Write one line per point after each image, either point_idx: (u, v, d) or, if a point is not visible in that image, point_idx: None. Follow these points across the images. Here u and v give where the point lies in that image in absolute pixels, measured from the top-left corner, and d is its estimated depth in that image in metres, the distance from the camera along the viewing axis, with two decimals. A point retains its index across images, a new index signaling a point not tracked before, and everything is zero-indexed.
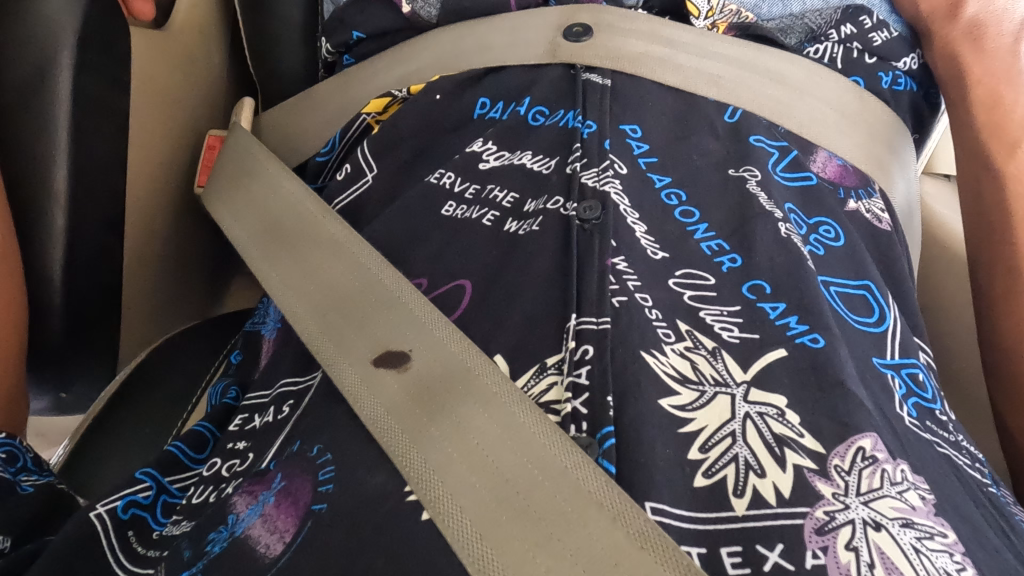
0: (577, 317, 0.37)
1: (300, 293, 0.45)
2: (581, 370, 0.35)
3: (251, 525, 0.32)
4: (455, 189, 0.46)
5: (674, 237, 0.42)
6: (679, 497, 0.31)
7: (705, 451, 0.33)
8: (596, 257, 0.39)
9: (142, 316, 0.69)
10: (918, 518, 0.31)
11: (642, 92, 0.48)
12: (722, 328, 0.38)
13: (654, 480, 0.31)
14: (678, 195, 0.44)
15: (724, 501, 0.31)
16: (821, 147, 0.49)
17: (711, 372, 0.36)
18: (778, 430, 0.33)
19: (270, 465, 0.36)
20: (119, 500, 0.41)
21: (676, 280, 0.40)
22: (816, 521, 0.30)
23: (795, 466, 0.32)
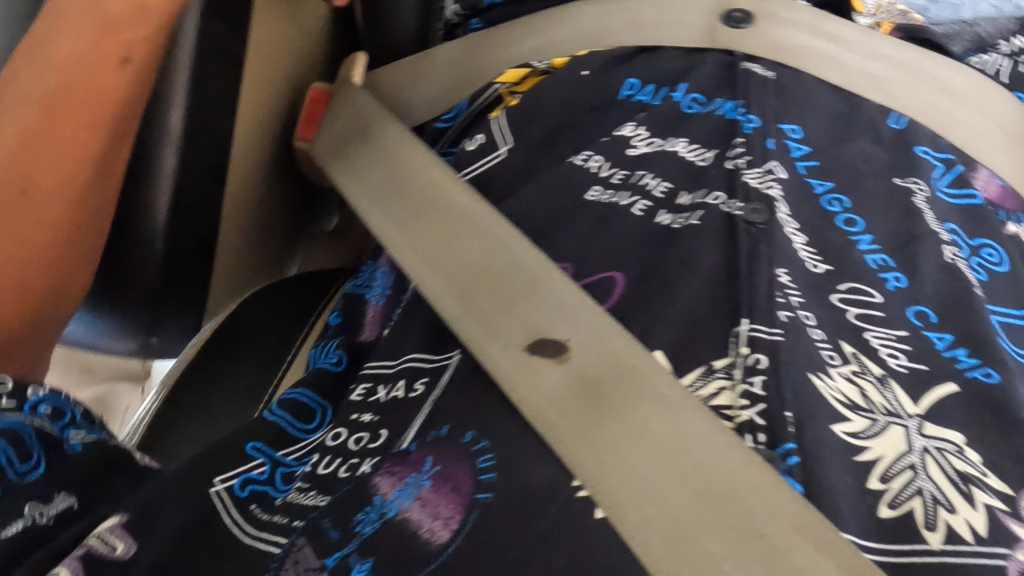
0: (749, 322, 0.35)
1: (431, 265, 0.43)
2: (755, 379, 0.33)
3: (407, 509, 0.31)
4: (602, 173, 0.44)
5: (836, 246, 0.40)
6: (868, 529, 0.30)
7: (887, 481, 0.31)
8: (765, 265, 0.37)
9: (232, 266, 0.67)
10: None
11: (804, 88, 0.46)
12: (889, 353, 0.36)
13: (841, 509, 0.30)
14: (840, 201, 0.42)
15: (916, 534, 0.29)
16: (982, 164, 0.46)
17: (882, 401, 0.34)
18: (961, 467, 0.32)
19: (410, 447, 0.34)
20: (237, 478, 0.37)
21: (840, 296, 0.38)
22: (1020, 564, 0.29)
23: (986, 505, 0.31)
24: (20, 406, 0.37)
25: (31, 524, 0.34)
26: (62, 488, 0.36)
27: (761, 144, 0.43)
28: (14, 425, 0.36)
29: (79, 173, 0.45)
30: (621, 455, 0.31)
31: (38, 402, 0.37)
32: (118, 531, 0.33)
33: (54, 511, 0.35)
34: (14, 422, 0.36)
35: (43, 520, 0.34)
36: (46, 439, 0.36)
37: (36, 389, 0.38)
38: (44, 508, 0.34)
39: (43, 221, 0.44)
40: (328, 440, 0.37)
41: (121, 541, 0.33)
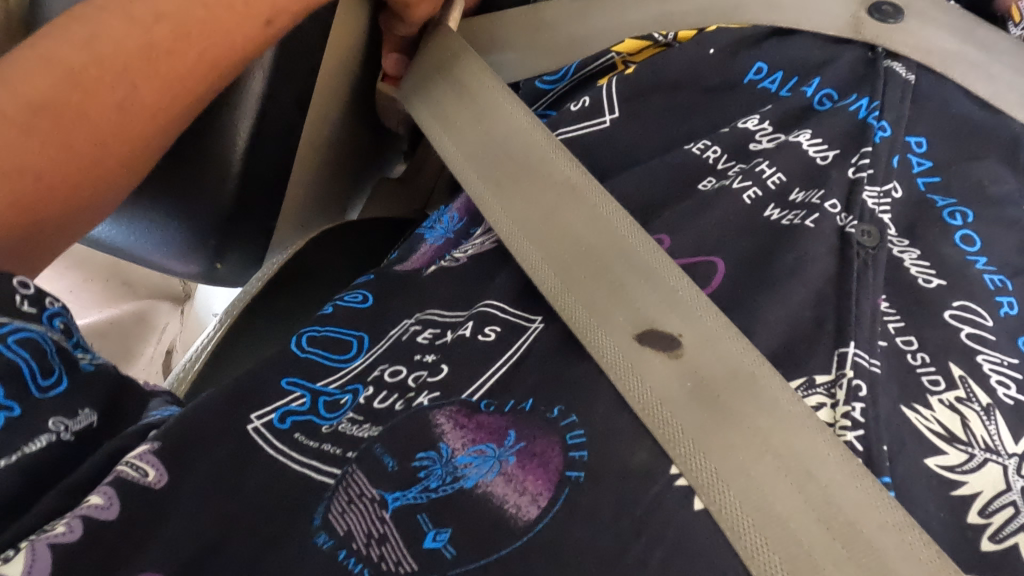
0: (854, 346, 0.32)
1: (529, 235, 0.40)
2: (856, 404, 0.31)
3: (492, 483, 0.30)
4: (718, 165, 0.42)
5: (954, 264, 0.37)
6: (970, 562, 0.28)
7: (988, 516, 0.29)
8: (873, 293, 0.35)
9: (303, 203, 0.65)
10: None
11: (947, 94, 0.46)
12: (1000, 382, 0.33)
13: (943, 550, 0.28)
14: (964, 215, 0.39)
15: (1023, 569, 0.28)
16: None
17: (983, 434, 0.31)
18: None
19: (481, 402, 0.32)
20: (273, 413, 0.33)
21: (953, 312, 0.35)
22: None
23: None
24: (37, 315, 0.31)
25: (53, 441, 0.29)
26: (86, 403, 0.31)
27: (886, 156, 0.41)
28: (35, 335, 0.30)
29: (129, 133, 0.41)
30: (739, 465, 0.30)
31: (54, 314, 0.32)
32: (147, 456, 0.29)
33: (77, 428, 0.30)
34: (34, 332, 0.30)
35: (64, 437, 0.29)
36: (64, 355, 0.31)
37: (53, 300, 0.33)
38: (67, 422, 0.30)
39: (122, 134, 0.40)
40: (386, 376, 0.35)
41: (152, 468, 0.29)
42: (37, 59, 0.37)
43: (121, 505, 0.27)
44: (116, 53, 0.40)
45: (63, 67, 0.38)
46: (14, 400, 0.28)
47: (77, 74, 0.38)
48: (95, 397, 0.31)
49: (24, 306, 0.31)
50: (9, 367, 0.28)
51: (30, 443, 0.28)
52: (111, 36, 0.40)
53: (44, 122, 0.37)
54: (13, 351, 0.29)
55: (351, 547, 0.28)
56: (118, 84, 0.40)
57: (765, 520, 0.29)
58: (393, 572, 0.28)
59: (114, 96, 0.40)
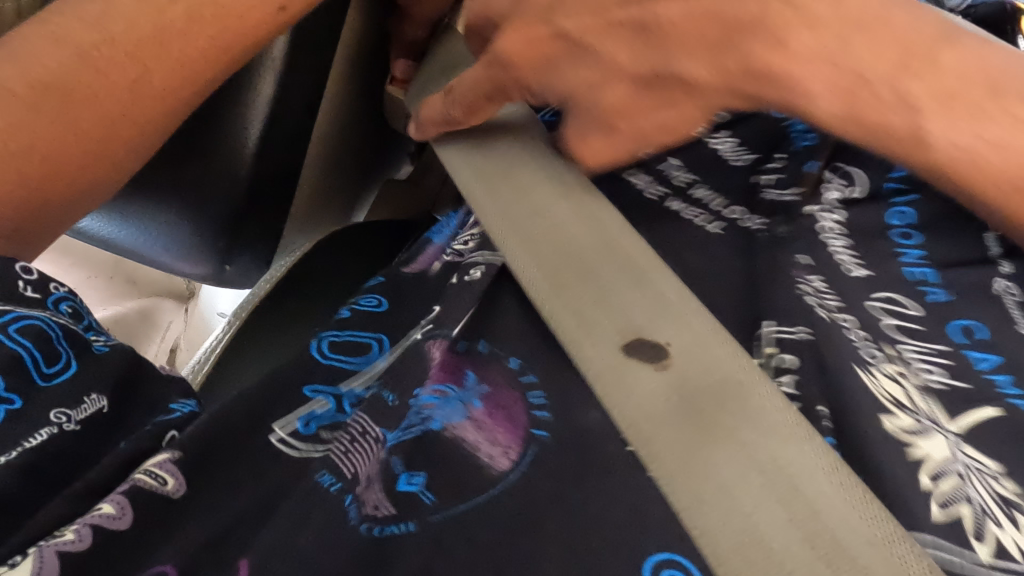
0: (775, 326, 0.39)
1: (518, 233, 0.42)
2: (783, 378, 0.36)
3: (461, 428, 0.34)
4: (671, 179, 0.51)
5: (880, 258, 0.43)
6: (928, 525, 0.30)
7: (933, 481, 0.31)
8: (789, 278, 0.41)
9: (308, 204, 0.67)
10: None
11: None
12: (925, 368, 0.37)
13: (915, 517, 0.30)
14: (900, 215, 0.45)
15: (966, 541, 0.30)
16: None
17: (927, 408, 0.35)
18: (1005, 493, 0.32)
19: (458, 341, 0.38)
20: (297, 421, 0.35)
21: (877, 302, 0.41)
22: None
23: None
24: (42, 300, 0.35)
25: (55, 433, 0.31)
26: (93, 390, 0.33)
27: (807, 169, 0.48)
28: (37, 322, 0.33)
29: (136, 110, 0.45)
30: (722, 478, 0.29)
31: (60, 299, 0.36)
32: (165, 465, 0.31)
33: (82, 417, 0.33)
34: (37, 320, 0.33)
35: (68, 427, 0.32)
36: (72, 340, 0.34)
37: (58, 286, 0.37)
38: (71, 413, 0.32)
39: (133, 110, 0.45)
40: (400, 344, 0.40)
41: (170, 476, 0.31)
42: (51, 38, 0.42)
43: (131, 516, 0.29)
44: (130, 33, 0.44)
45: (75, 47, 0.42)
46: (16, 393, 0.31)
47: (88, 53, 0.42)
48: (100, 385, 0.34)
49: (29, 291, 0.35)
50: (12, 359, 0.32)
51: (31, 437, 0.31)
52: (123, 18, 0.44)
53: (54, 100, 0.41)
54: (15, 342, 0.32)
55: (353, 489, 0.31)
56: (128, 63, 0.44)
57: (735, 522, 0.28)
58: (372, 514, 0.31)
59: (123, 76, 0.44)
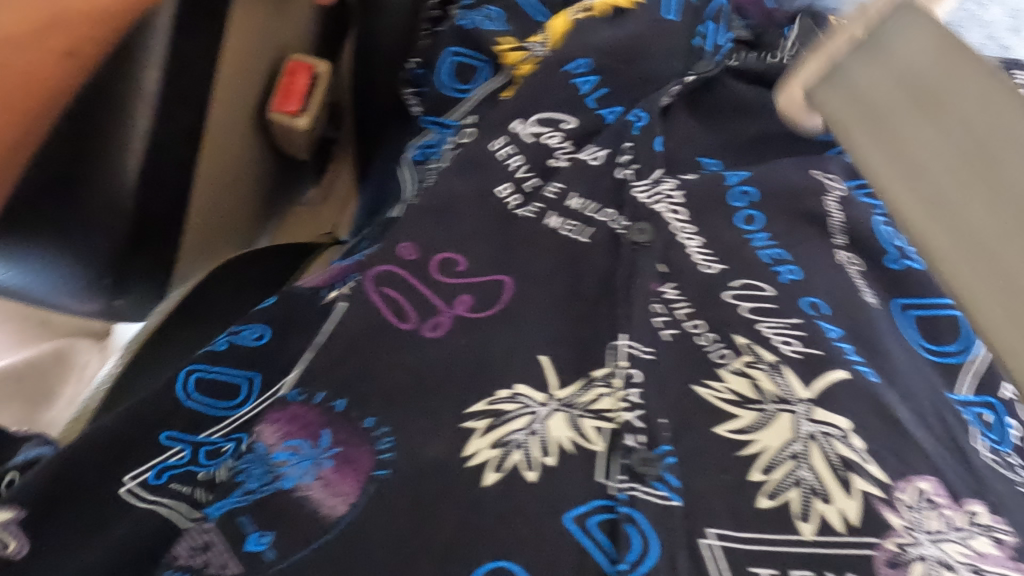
0: (627, 339, 0.38)
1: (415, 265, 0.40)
2: (631, 390, 0.36)
3: (309, 486, 0.33)
4: (518, 172, 0.45)
5: (730, 246, 0.41)
6: (744, 520, 0.31)
7: (767, 473, 0.33)
8: (641, 283, 0.40)
9: (206, 217, 0.65)
10: (986, 565, 0.31)
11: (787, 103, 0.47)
12: (784, 341, 0.37)
13: (712, 508, 0.32)
14: (749, 195, 0.44)
15: (789, 523, 0.31)
16: None
17: (773, 391, 0.35)
18: (845, 454, 0.33)
19: (292, 393, 0.36)
20: (149, 470, 0.34)
21: (733, 292, 0.39)
22: (888, 552, 0.30)
23: (862, 492, 0.31)
24: None
25: None
26: None
27: (648, 144, 0.45)
28: None
29: None
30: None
31: None
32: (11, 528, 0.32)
33: None
34: None
35: None
36: None
37: None
38: None
39: None
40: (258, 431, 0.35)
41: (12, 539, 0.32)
42: None
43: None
44: None
45: None
46: None
47: None
48: None
49: None
50: None
51: None
52: None
53: None
54: None
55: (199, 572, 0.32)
56: None
57: None
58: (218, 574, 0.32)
59: None
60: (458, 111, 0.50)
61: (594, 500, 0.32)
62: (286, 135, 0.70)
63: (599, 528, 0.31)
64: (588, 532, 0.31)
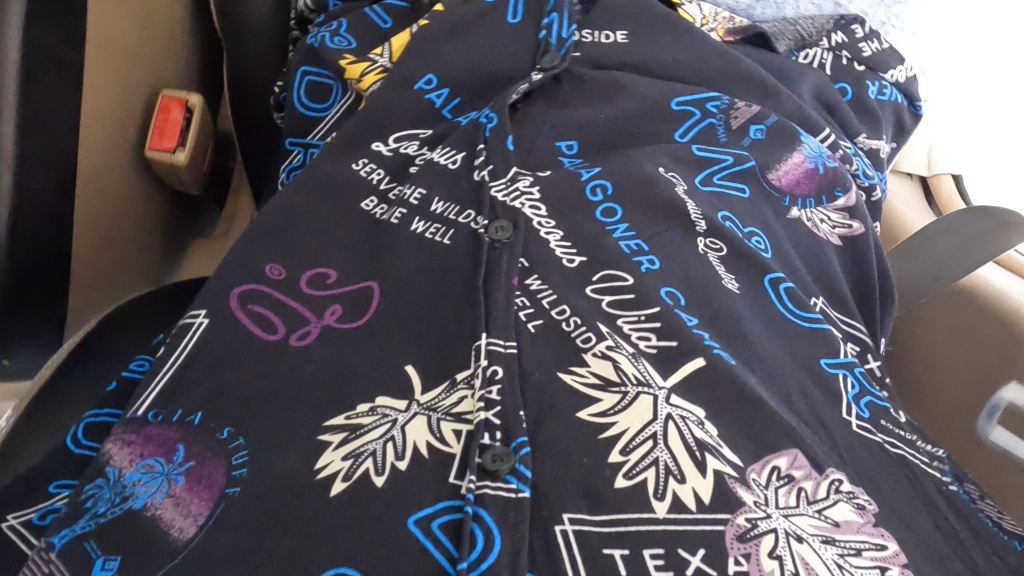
0: (487, 337, 0.38)
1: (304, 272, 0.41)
2: (492, 388, 0.36)
3: (160, 505, 0.33)
4: (379, 185, 0.46)
5: (592, 238, 0.43)
6: (598, 504, 0.31)
7: (626, 453, 0.33)
8: (503, 278, 0.41)
9: (89, 261, 0.63)
10: (840, 535, 0.32)
11: (632, 85, 0.48)
12: (640, 336, 0.38)
13: (570, 493, 0.32)
14: (604, 187, 0.44)
15: (645, 503, 0.31)
16: (798, 149, 0.48)
17: (633, 372, 0.37)
18: (699, 436, 0.34)
19: (147, 414, 0.36)
20: (35, 512, 0.36)
21: (593, 287, 0.41)
22: (738, 528, 0.31)
23: (715, 471, 0.33)
24: None
25: None
26: None
27: (500, 146, 0.45)
28: None
29: None
30: None
31: None
32: None
33: None
34: None
35: None
36: None
37: None
38: None
39: None
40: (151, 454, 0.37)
41: None
42: None
43: None
44: None
45: None
46: None
47: None
48: None
49: None
50: None
51: None
52: None
53: None
54: None
55: None
56: None
57: None
58: None
59: None
60: (323, 129, 0.51)
61: (439, 501, 0.32)
62: (173, 175, 0.68)
63: (441, 530, 0.31)
64: (430, 533, 0.31)
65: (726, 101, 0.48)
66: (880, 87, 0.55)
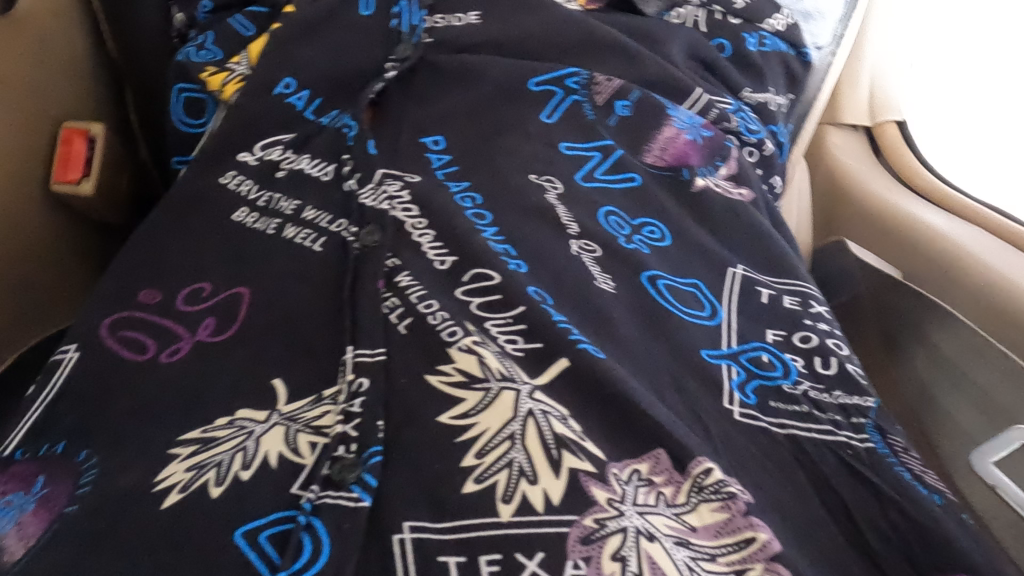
0: (353, 349, 0.37)
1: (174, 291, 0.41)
2: (355, 401, 0.35)
3: (6, 536, 0.32)
4: (249, 195, 0.45)
5: (462, 235, 0.41)
6: (440, 510, 0.30)
7: (480, 457, 0.32)
8: (370, 281, 0.40)
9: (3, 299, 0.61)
10: (695, 539, 0.31)
11: (494, 69, 0.47)
12: (507, 339, 0.37)
13: (413, 499, 0.31)
14: (473, 198, 0.44)
15: (491, 507, 0.30)
16: (673, 123, 0.48)
17: (498, 367, 0.36)
18: (560, 431, 0.33)
19: (14, 453, 0.35)
20: None
21: (462, 289, 0.40)
22: (583, 529, 0.29)
23: (570, 469, 0.31)
24: None
25: None
26: None
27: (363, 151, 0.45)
28: None
29: None
30: None
31: None
32: None
33: None
34: None
35: None
36: None
37: None
38: None
39: None
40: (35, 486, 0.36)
41: None
42: None
43: None
44: None
45: None
46: None
47: None
48: None
49: None
50: None
51: None
52: None
53: None
54: None
55: None
56: None
57: None
58: None
59: None
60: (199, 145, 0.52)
61: (273, 512, 0.30)
62: (87, 209, 0.66)
63: (270, 541, 0.29)
64: (255, 545, 0.29)
65: (588, 75, 0.48)
66: (762, 37, 0.54)
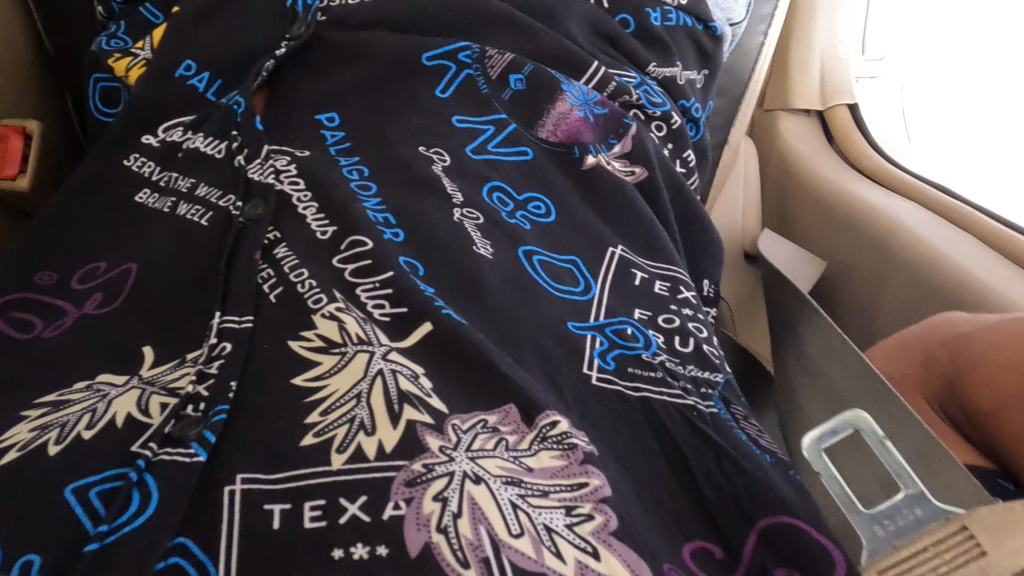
0: (220, 315, 0.37)
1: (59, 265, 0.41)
2: (211, 364, 0.35)
3: None
4: (152, 177, 0.45)
5: (341, 204, 0.41)
6: (276, 463, 0.31)
7: (324, 414, 0.32)
8: (246, 252, 0.39)
9: None
10: (529, 478, 0.31)
11: (388, 48, 0.48)
12: (375, 304, 0.37)
13: (252, 454, 0.31)
14: (361, 170, 0.44)
15: (324, 456, 0.31)
16: (566, 99, 0.48)
17: (356, 331, 0.35)
18: (405, 388, 0.33)
19: None
20: None
21: (339, 258, 0.39)
22: (409, 473, 0.30)
23: (409, 422, 0.32)
24: None
25: None
26: None
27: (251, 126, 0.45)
28: None
29: None
30: None
31: None
32: None
33: None
34: None
35: None
36: None
37: None
38: None
39: None
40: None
41: None
42: None
43: None
44: None
45: None
46: None
47: None
48: None
49: None
50: None
51: None
52: None
53: None
54: None
55: None
56: None
57: None
58: None
59: None
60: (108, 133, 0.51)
61: (108, 468, 0.31)
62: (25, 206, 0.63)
63: (100, 496, 0.30)
64: (83, 499, 0.29)
65: (480, 51, 0.49)
66: (665, 13, 0.54)
